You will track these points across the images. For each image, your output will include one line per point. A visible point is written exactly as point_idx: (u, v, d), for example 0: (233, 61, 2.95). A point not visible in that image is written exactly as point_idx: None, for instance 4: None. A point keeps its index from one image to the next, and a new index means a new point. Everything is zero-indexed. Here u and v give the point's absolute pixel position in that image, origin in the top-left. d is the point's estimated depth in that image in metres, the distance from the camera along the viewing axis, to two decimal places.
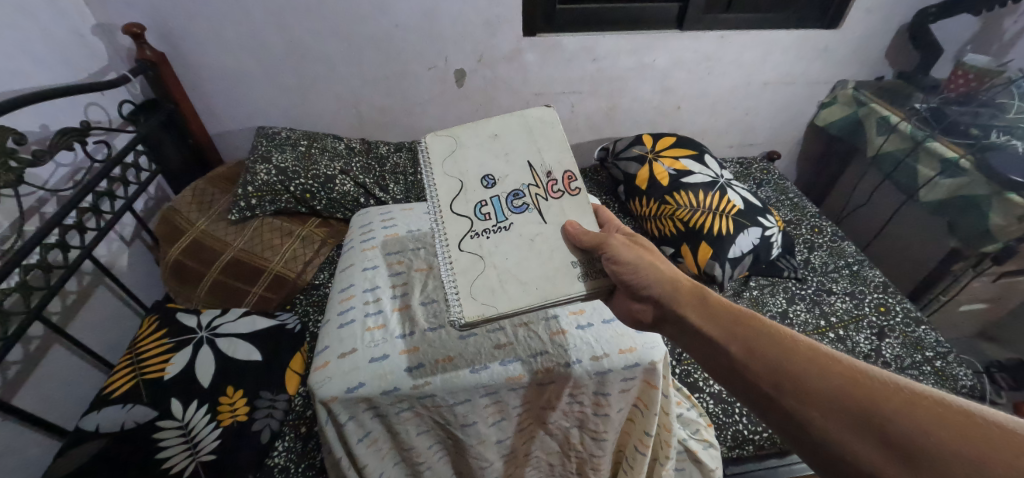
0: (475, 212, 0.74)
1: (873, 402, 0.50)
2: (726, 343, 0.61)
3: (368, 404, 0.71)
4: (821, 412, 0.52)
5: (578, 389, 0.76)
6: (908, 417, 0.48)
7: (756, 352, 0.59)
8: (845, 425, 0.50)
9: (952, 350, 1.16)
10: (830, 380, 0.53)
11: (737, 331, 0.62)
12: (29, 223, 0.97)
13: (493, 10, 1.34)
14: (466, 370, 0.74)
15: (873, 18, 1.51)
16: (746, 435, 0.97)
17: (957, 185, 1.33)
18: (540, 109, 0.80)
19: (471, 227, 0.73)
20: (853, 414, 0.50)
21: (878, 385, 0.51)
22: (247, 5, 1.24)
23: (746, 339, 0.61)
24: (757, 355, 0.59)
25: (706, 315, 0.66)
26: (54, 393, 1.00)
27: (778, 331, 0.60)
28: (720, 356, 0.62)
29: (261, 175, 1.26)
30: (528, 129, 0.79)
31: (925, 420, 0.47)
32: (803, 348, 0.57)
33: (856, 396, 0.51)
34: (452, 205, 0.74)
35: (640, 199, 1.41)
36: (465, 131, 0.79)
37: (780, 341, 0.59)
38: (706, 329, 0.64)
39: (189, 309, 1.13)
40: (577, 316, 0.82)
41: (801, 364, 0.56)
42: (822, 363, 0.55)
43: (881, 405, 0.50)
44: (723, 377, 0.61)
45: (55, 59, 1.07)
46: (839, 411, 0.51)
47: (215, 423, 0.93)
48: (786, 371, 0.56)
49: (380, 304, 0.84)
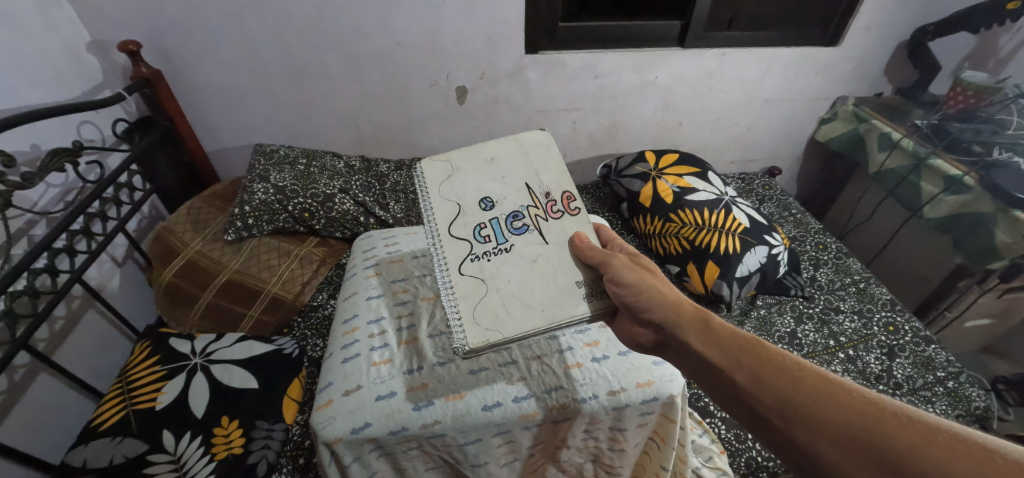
0: (475, 235, 0.72)
1: (886, 436, 0.47)
2: (728, 369, 0.58)
3: (374, 445, 0.68)
4: (831, 445, 0.49)
5: (593, 424, 0.73)
6: (922, 452, 0.45)
7: (760, 380, 0.56)
8: (856, 460, 0.47)
9: (963, 370, 1.14)
10: (839, 411, 0.50)
11: (739, 356, 0.59)
12: (17, 247, 0.94)
13: (495, 28, 1.33)
14: (478, 408, 0.71)
15: (871, 35, 1.52)
16: (760, 462, 0.94)
17: (962, 201, 1.32)
18: (535, 132, 0.78)
19: (470, 250, 0.71)
20: (864, 448, 0.47)
21: (888, 416, 0.48)
22: (247, 23, 1.22)
23: (749, 365, 0.57)
24: (761, 382, 0.55)
25: (708, 340, 0.63)
26: (39, 426, 0.95)
27: (784, 358, 0.57)
28: (723, 383, 0.58)
29: (259, 194, 1.23)
30: (524, 152, 0.77)
31: (940, 456, 0.44)
32: (809, 375, 0.54)
33: (866, 429, 0.48)
34: (450, 228, 0.72)
35: (644, 216, 1.39)
36: (462, 155, 0.78)
37: (787, 368, 0.56)
38: (707, 354, 0.61)
39: (182, 334, 1.09)
40: (592, 349, 0.80)
41: (808, 393, 0.52)
42: (829, 392, 0.52)
43: (891, 438, 0.46)
44: (728, 406, 0.58)
45: (48, 77, 1.04)
46: (848, 444, 0.48)
47: (209, 456, 0.88)
48: (792, 400, 0.53)
49: (386, 338, 0.81)
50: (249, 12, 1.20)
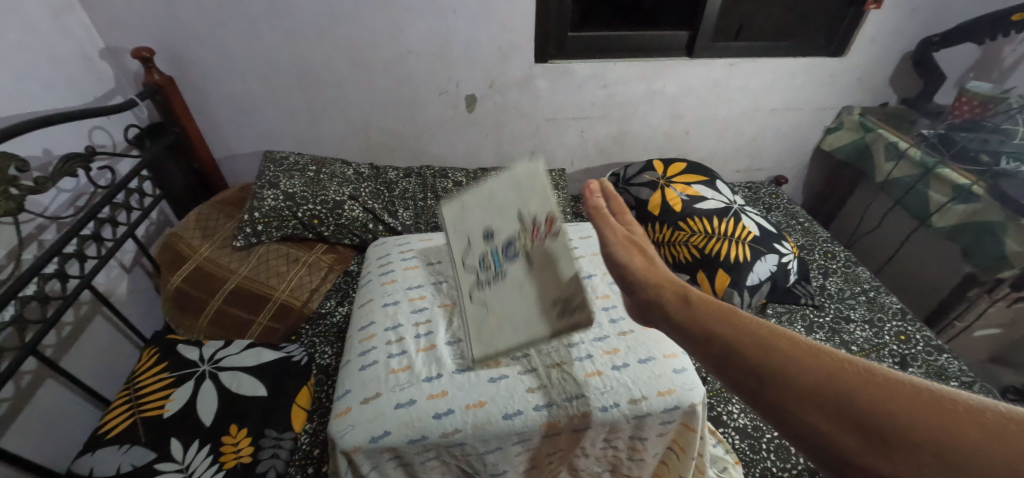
0: (480, 264, 0.63)
1: (888, 405, 0.35)
2: (703, 334, 0.46)
3: (393, 454, 0.67)
4: (808, 409, 0.37)
5: (613, 432, 0.73)
6: (924, 426, 0.33)
7: (736, 342, 0.43)
8: (840, 430, 0.36)
9: (977, 379, 1.13)
10: (823, 370, 0.38)
11: (713, 322, 0.46)
12: (28, 251, 0.93)
13: (505, 37, 1.34)
14: (498, 416, 0.69)
15: (876, 46, 1.54)
16: (775, 473, 0.93)
17: (970, 211, 1.33)
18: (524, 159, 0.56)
19: (478, 278, 0.63)
20: (852, 416, 0.35)
21: (885, 382, 0.36)
22: (259, 29, 1.23)
23: (717, 319, 0.46)
24: (739, 346, 0.43)
25: (674, 298, 0.52)
26: (46, 434, 0.94)
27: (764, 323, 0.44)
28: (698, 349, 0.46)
29: (268, 200, 1.23)
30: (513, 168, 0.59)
31: (944, 429, 0.33)
32: (788, 331, 0.42)
33: (856, 393, 0.36)
34: (464, 259, 0.66)
35: (652, 225, 1.38)
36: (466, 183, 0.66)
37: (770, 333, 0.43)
38: (672, 312, 0.51)
39: (190, 341, 1.08)
40: (611, 356, 0.78)
41: (790, 356, 0.40)
42: (812, 353, 0.40)
43: (891, 408, 0.35)
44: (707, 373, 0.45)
45: (61, 83, 1.04)
46: (829, 409, 0.36)
47: (217, 465, 0.87)
48: (760, 357, 0.41)
49: (403, 345, 0.79)
50: (262, 19, 1.21)
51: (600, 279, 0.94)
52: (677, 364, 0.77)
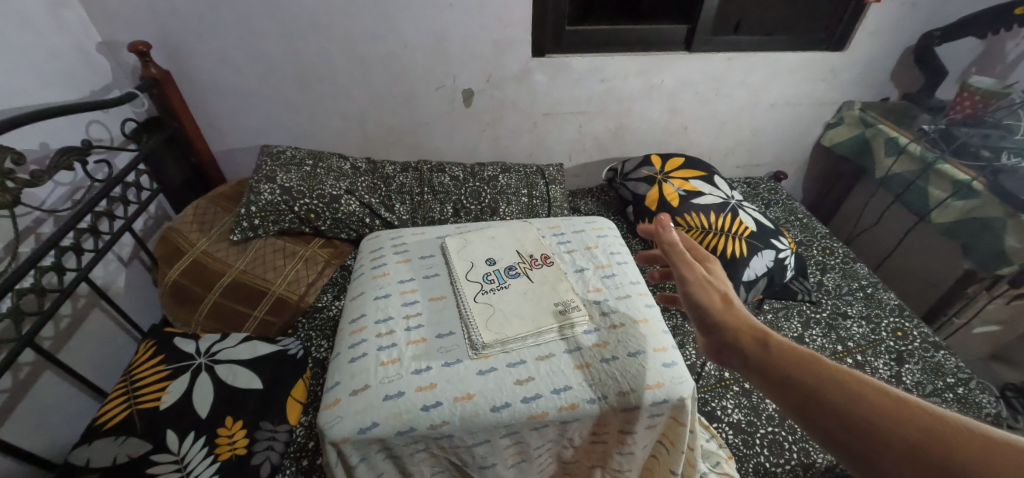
0: None
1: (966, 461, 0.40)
2: (786, 384, 0.52)
3: (381, 445, 0.68)
4: (896, 463, 0.43)
5: (602, 426, 0.74)
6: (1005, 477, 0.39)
7: (818, 394, 0.49)
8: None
9: (973, 376, 1.12)
10: (902, 423, 0.44)
11: (793, 371, 0.52)
12: (24, 245, 0.94)
13: (502, 31, 1.34)
14: (486, 409, 0.70)
15: (878, 41, 1.52)
16: (768, 468, 0.94)
17: (969, 207, 1.32)
18: None
19: None
20: (940, 466, 0.41)
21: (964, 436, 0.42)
22: (256, 23, 1.23)
23: (800, 368, 0.52)
24: (822, 400, 0.49)
25: (756, 345, 0.57)
26: (44, 424, 0.95)
27: (847, 374, 0.49)
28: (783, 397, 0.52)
29: (265, 194, 1.23)
30: None
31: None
32: (869, 382, 0.48)
33: (942, 452, 0.41)
34: None
35: (649, 219, 1.39)
36: None
37: (853, 386, 0.48)
38: (752, 357, 0.56)
39: (187, 334, 1.09)
40: (600, 350, 0.77)
41: (871, 411, 0.46)
42: (890, 408, 0.45)
43: (970, 461, 0.40)
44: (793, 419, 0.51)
45: (58, 77, 1.05)
46: (913, 458, 0.42)
47: (213, 456, 0.88)
48: (844, 408, 0.47)
49: (393, 337, 0.79)
50: (258, 13, 1.21)
51: (592, 273, 0.93)
52: (667, 358, 0.77)
